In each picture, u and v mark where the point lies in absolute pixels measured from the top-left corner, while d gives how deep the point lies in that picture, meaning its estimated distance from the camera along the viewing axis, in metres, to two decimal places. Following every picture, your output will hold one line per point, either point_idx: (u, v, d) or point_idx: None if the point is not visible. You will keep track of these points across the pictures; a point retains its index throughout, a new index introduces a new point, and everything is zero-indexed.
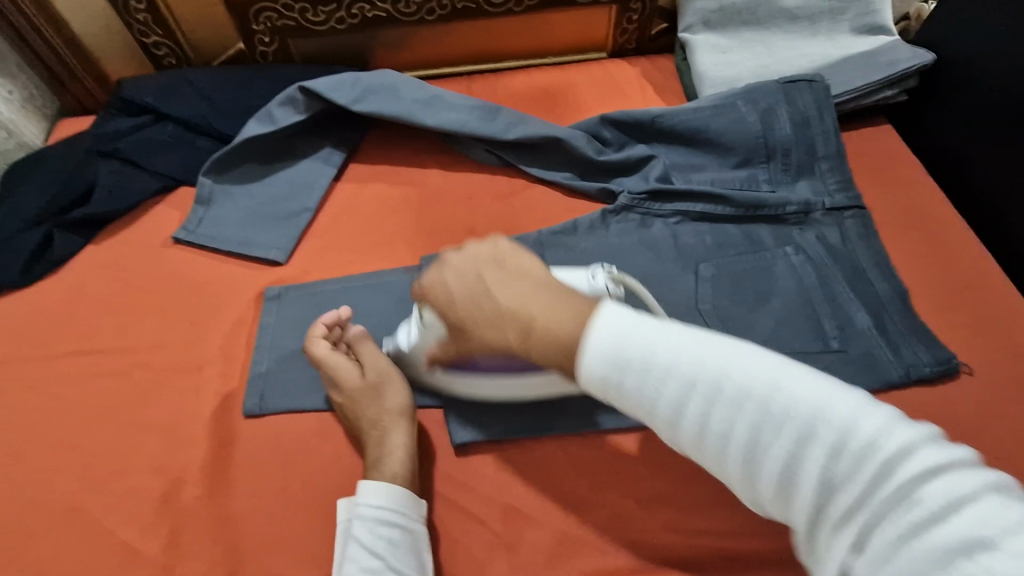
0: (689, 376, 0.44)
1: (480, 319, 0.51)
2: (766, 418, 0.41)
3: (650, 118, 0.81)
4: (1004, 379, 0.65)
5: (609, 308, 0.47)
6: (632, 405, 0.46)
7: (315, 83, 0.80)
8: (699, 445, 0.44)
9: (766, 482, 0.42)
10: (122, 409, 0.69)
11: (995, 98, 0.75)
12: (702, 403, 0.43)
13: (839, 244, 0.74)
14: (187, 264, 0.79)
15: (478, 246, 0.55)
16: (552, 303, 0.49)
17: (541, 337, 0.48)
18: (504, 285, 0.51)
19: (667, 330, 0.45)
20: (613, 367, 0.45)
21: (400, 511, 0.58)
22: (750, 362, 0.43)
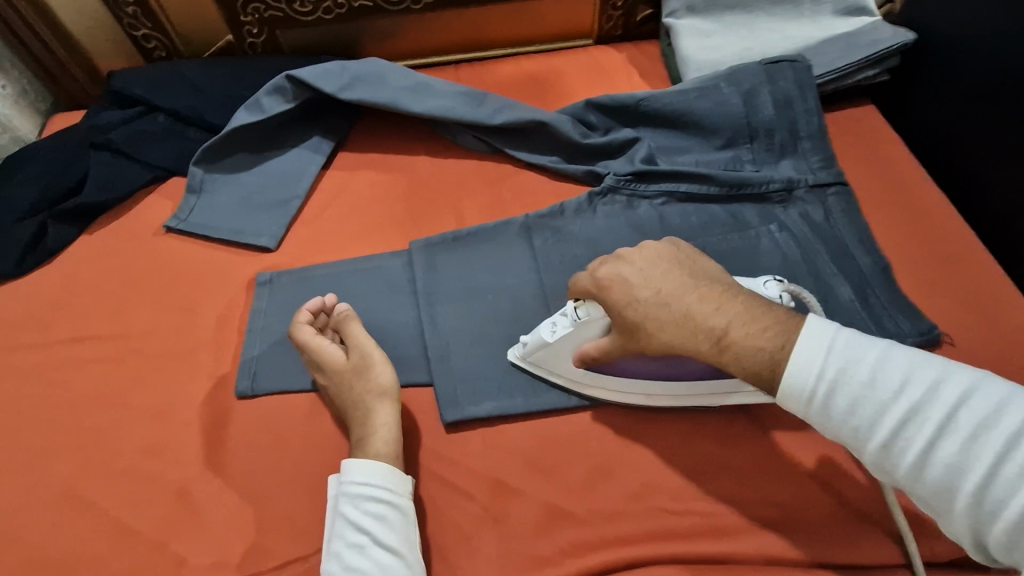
0: (908, 398, 0.43)
1: (670, 324, 0.52)
2: (1008, 453, 0.39)
3: (635, 101, 0.82)
4: (985, 349, 0.66)
5: (814, 321, 0.48)
6: (840, 425, 0.46)
7: (301, 72, 0.81)
8: (918, 477, 0.42)
9: (1004, 525, 0.39)
10: (116, 394, 0.70)
11: (973, 75, 0.75)
12: (924, 430, 0.42)
13: (822, 220, 0.75)
14: (179, 252, 0.80)
15: (659, 249, 0.56)
16: (747, 313, 0.51)
17: (737, 345, 0.50)
18: (698, 287, 0.53)
19: (883, 350, 0.45)
20: (824, 383, 0.45)
21: (382, 485, 0.58)
22: (980, 391, 0.41)
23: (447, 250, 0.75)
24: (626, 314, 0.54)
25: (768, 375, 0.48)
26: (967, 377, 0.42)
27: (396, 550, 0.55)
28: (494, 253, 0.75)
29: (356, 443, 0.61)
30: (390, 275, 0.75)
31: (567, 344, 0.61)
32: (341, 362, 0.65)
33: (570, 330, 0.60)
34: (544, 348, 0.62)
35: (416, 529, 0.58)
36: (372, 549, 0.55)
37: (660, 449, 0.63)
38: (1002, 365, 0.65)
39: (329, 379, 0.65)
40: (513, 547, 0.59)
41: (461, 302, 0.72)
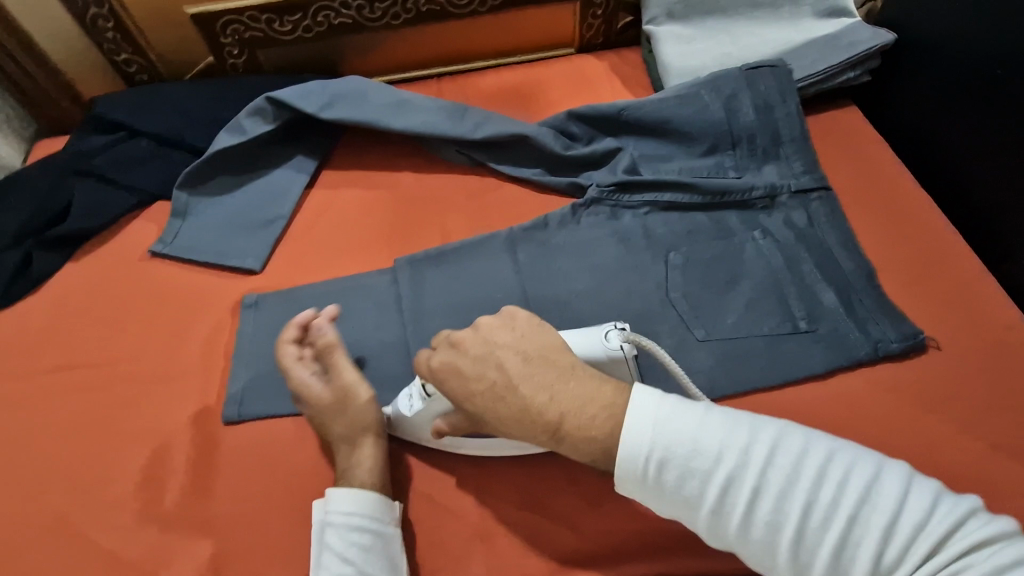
0: (728, 465, 0.46)
1: (507, 415, 0.52)
2: (811, 503, 0.44)
3: (615, 111, 0.81)
4: (970, 351, 0.66)
5: (641, 398, 0.49)
6: (672, 496, 0.47)
7: (282, 93, 0.81)
8: (744, 536, 0.46)
9: (816, 568, 0.44)
10: (105, 422, 0.70)
11: (952, 76, 0.75)
12: (744, 494, 0.45)
13: (806, 225, 0.74)
14: (165, 276, 0.80)
15: (496, 328, 0.56)
16: (582, 400, 0.51)
17: (572, 434, 0.51)
18: (530, 375, 0.52)
19: (700, 415, 0.48)
20: (655, 462, 0.47)
21: (365, 514, 0.58)
22: (783, 445, 0.46)
23: (431, 267, 0.75)
24: (467, 402, 0.54)
25: (603, 460, 0.50)
26: (771, 432, 0.47)
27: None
28: (478, 269, 0.75)
29: (338, 475, 0.61)
30: (375, 294, 0.75)
31: (424, 416, 0.61)
32: (325, 392, 0.63)
33: (421, 406, 0.61)
34: (405, 419, 0.63)
35: (401, 555, 0.58)
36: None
37: None
38: (987, 367, 0.65)
39: (310, 406, 0.64)
40: (501, 566, 0.59)
41: (446, 319, 0.72)
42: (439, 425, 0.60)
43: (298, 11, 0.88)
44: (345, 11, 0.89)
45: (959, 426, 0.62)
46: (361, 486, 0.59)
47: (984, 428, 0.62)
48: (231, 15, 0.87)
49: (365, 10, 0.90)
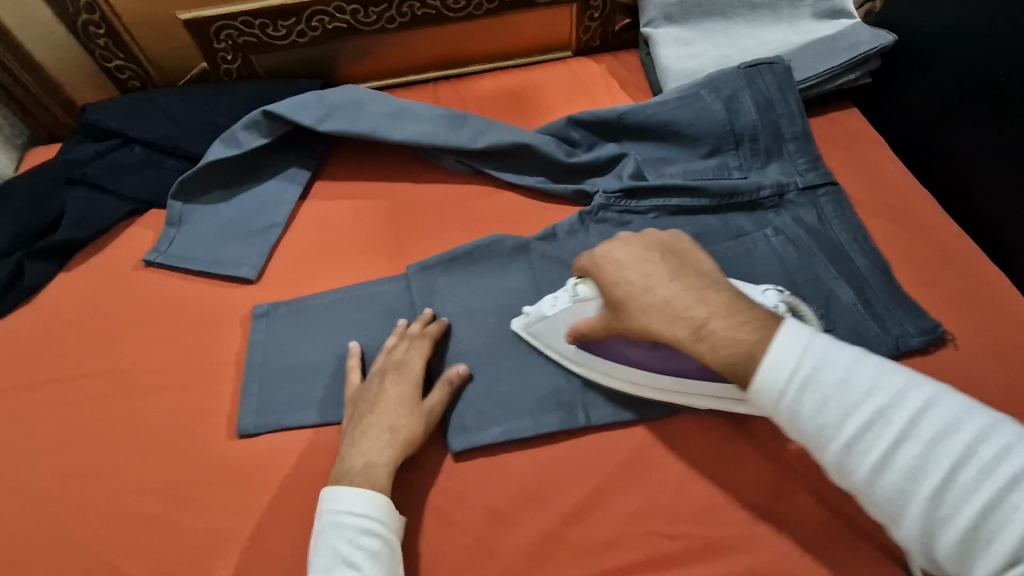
0: (876, 401, 0.45)
1: (652, 310, 0.54)
2: (962, 460, 0.41)
3: (615, 116, 0.80)
4: (988, 351, 0.64)
5: (791, 327, 0.49)
6: (806, 424, 0.47)
7: (279, 107, 0.80)
8: (876, 479, 0.45)
9: (954, 529, 0.41)
10: (98, 435, 0.68)
11: (955, 74, 0.74)
12: (886, 433, 0.44)
13: (815, 223, 0.73)
14: (159, 286, 0.78)
15: (656, 239, 0.59)
16: (729, 307, 0.52)
17: (715, 332, 0.51)
18: (685, 275, 0.54)
19: (856, 356, 0.47)
20: (797, 384, 0.47)
21: (344, 507, 0.55)
22: (940, 401, 0.44)
23: (442, 273, 0.74)
24: (614, 289, 0.57)
25: (744, 367, 0.50)
26: (927, 390, 0.45)
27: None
28: (486, 276, 0.74)
29: (348, 470, 0.58)
30: (387, 300, 0.73)
31: (568, 317, 0.62)
32: (414, 392, 0.63)
33: (568, 306, 0.62)
34: (545, 322, 0.64)
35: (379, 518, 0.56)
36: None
37: (656, 472, 0.61)
38: (1004, 367, 0.63)
39: (387, 388, 0.63)
40: None
41: (453, 326, 0.70)
42: (579, 325, 0.61)
43: (292, 16, 0.87)
44: (339, 15, 0.88)
45: None
46: (368, 488, 0.56)
47: None
48: (224, 21, 0.87)
49: (360, 14, 0.89)
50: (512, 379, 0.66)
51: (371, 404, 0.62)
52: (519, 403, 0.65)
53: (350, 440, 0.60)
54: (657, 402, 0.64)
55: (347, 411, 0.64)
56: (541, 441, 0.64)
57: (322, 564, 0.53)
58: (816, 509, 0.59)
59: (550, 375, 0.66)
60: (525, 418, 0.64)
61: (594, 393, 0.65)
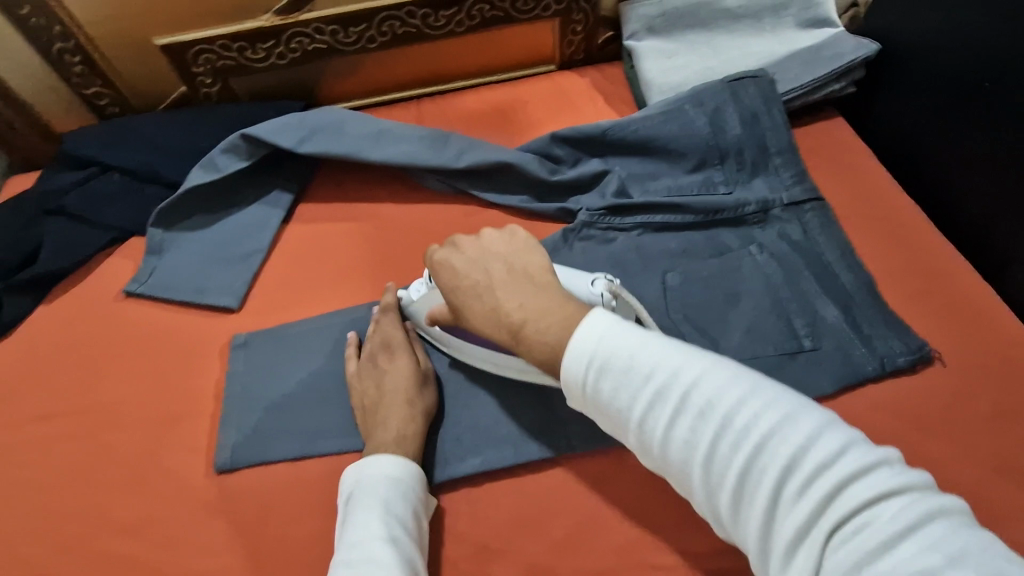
0: (655, 381, 0.45)
1: (478, 309, 0.57)
2: (723, 430, 0.42)
3: (599, 131, 0.79)
4: (980, 365, 0.63)
5: (597, 313, 0.49)
6: (606, 407, 0.47)
7: (258, 129, 0.79)
8: (664, 453, 0.45)
9: (724, 495, 0.42)
10: (79, 473, 0.67)
11: (939, 83, 0.73)
12: (667, 411, 0.44)
13: (802, 238, 0.72)
14: (141, 317, 0.77)
15: (496, 236, 0.60)
16: (546, 308, 0.53)
17: (530, 335, 0.52)
18: (510, 281, 0.56)
19: (645, 336, 0.47)
20: (596, 372, 0.47)
21: (387, 471, 0.57)
22: (709, 374, 0.44)
23: None
24: (453, 295, 0.59)
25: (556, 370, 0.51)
26: (701, 363, 0.45)
27: (393, 533, 0.53)
28: None
29: (378, 443, 0.60)
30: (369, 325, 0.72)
31: (426, 302, 0.67)
32: (406, 361, 0.66)
33: (425, 294, 0.67)
34: (411, 305, 0.69)
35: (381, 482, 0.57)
36: (368, 532, 0.53)
37: (645, 498, 0.60)
38: (993, 384, 0.62)
39: (385, 367, 0.66)
40: None
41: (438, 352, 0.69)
42: (433, 314, 0.64)
43: (270, 38, 0.86)
44: (319, 37, 0.87)
45: (971, 448, 0.59)
46: (398, 453, 0.59)
47: (993, 449, 0.59)
48: (202, 45, 0.86)
49: (340, 35, 0.88)
50: (499, 406, 0.65)
51: (377, 386, 0.65)
52: (500, 432, 0.64)
53: (372, 423, 0.63)
54: None
55: (356, 403, 0.66)
56: (529, 468, 0.63)
57: (360, 518, 0.54)
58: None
59: (537, 400, 0.65)
60: (508, 446, 0.63)
61: (582, 417, 0.64)
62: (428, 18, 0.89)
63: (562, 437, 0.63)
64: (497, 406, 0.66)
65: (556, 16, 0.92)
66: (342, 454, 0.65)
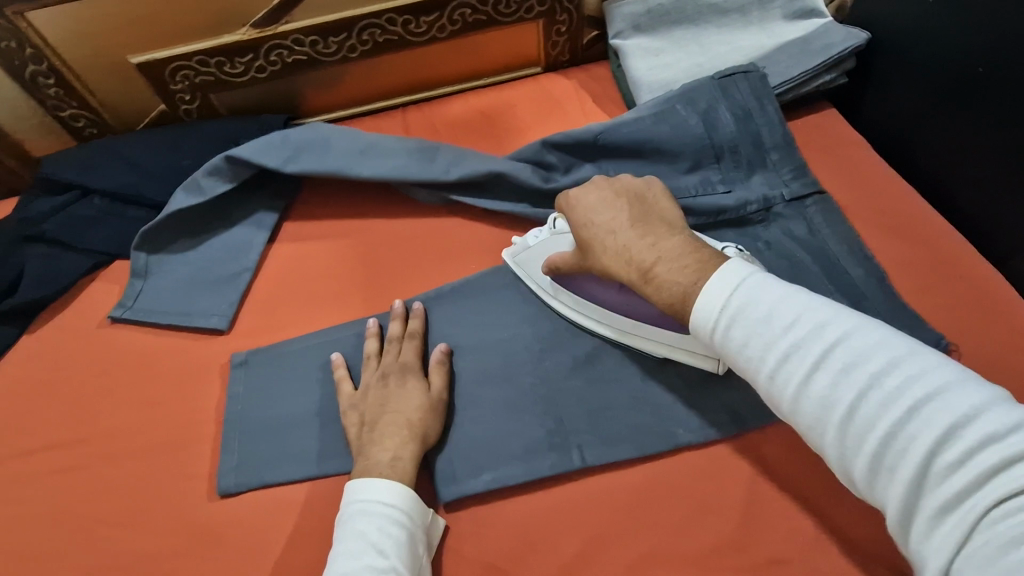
0: (796, 334, 0.44)
1: (608, 250, 0.59)
2: (870, 387, 0.41)
3: (591, 135, 0.78)
4: (993, 357, 0.62)
5: (732, 266, 0.49)
6: (736, 356, 0.48)
7: (241, 150, 0.77)
8: (797, 407, 0.44)
9: (864, 454, 0.40)
10: (67, 508, 0.64)
11: (930, 70, 0.72)
12: (805, 363, 0.44)
13: (807, 235, 0.71)
14: (127, 343, 0.75)
15: (631, 181, 0.62)
16: (678, 252, 0.54)
17: (660, 274, 0.54)
18: (643, 222, 0.58)
19: (789, 292, 0.47)
20: (727, 321, 0.48)
21: (379, 497, 0.54)
22: (857, 333, 0.43)
23: (436, 306, 0.71)
24: (581, 231, 0.61)
25: (683, 307, 0.52)
26: (849, 323, 0.44)
27: (385, 565, 0.50)
28: (471, 310, 0.71)
29: (373, 464, 0.57)
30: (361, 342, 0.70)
31: (546, 248, 0.69)
32: (419, 384, 0.63)
33: (546, 240, 0.69)
34: (528, 252, 0.70)
35: (374, 504, 0.54)
36: (359, 564, 0.50)
37: (657, 508, 0.57)
38: (1007, 375, 0.60)
39: (395, 388, 0.63)
40: None
41: None
42: (553, 259, 0.66)
43: (249, 52, 0.85)
44: (298, 48, 0.86)
45: None
46: (395, 479, 0.56)
47: None
48: (180, 62, 0.84)
49: (320, 45, 0.86)
50: (502, 418, 0.63)
51: (382, 405, 0.62)
52: (503, 450, 0.61)
53: (368, 440, 0.59)
54: (650, 434, 0.60)
55: (353, 419, 0.62)
56: (536, 484, 0.60)
57: (350, 549, 0.51)
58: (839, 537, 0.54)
59: (539, 410, 0.63)
60: (517, 463, 0.60)
61: (586, 426, 0.61)
62: (409, 25, 0.87)
63: (577, 447, 0.60)
64: (499, 420, 0.63)
65: (539, 17, 0.91)
66: (340, 477, 0.63)
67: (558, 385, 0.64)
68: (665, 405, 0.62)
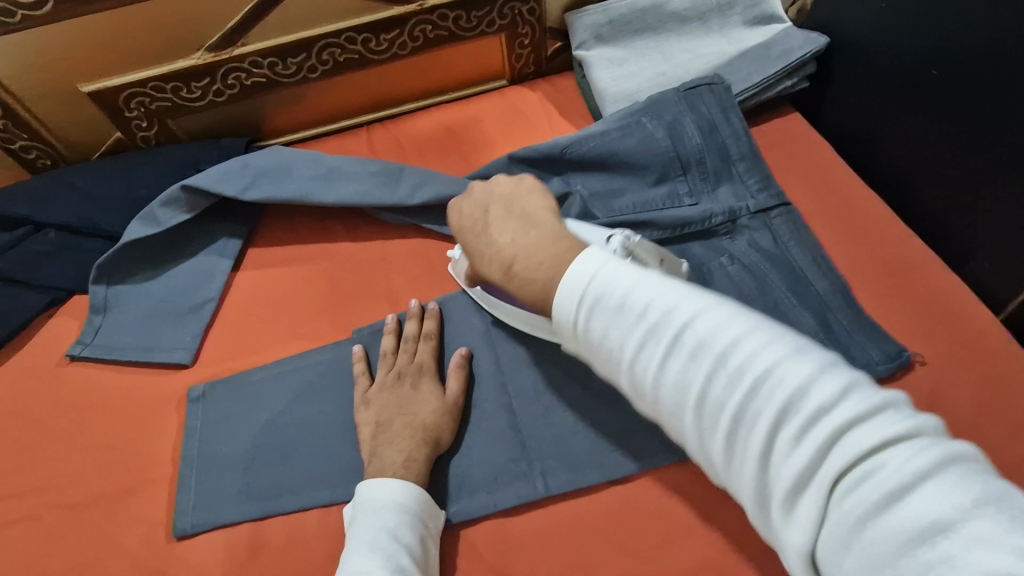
0: (646, 320, 0.43)
1: (479, 255, 0.59)
2: (715, 369, 0.39)
3: (557, 150, 0.77)
4: (958, 360, 0.62)
5: (589, 253, 0.47)
6: (597, 348, 0.45)
7: (198, 181, 0.75)
8: (656, 396, 0.42)
9: (717, 442, 0.39)
10: (25, 561, 0.61)
11: (887, 72, 0.73)
12: (657, 351, 0.42)
13: (771, 246, 0.70)
14: (86, 382, 0.72)
15: (504, 183, 0.63)
16: (536, 246, 0.53)
17: (519, 272, 0.53)
18: (506, 225, 0.58)
19: (640, 277, 0.45)
20: (586, 311, 0.45)
21: (393, 498, 0.54)
22: (703, 313, 0.41)
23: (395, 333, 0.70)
24: (463, 241, 0.62)
25: (538, 299, 0.51)
26: (694, 303, 0.42)
27: (398, 563, 0.49)
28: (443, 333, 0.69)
29: (387, 464, 0.57)
30: (329, 369, 0.69)
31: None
32: (434, 388, 0.63)
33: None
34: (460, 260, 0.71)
35: (390, 503, 0.54)
36: (373, 559, 0.49)
37: (634, 528, 0.56)
38: (971, 378, 0.61)
39: (410, 390, 0.62)
40: None
41: None
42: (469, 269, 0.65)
43: (205, 76, 0.83)
44: (256, 70, 0.84)
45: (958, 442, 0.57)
46: (410, 479, 0.56)
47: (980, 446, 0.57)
48: (134, 88, 0.82)
49: (278, 66, 0.84)
50: (477, 445, 0.61)
51: (400, 406, 0.61)
52: (479, 474, 0.60)
53: (383, 441, 0.59)
54: (624, 453, 0.59)
55: (366, 418, 0.61)
56: (509, 512, 0.58)
57: (366, 545, 0.50)
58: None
59: (512, 434, 0.62)
60: (482, 494, 0.59)
61: (560, 447, 0.61)
62: (370, 43, 0.86)
63: (543, 474, 0.59)
64: (467, 446, 0.62)
65: (501, 31, 0.90)
66: (310, 511, 0.61)
67: (530, 409, 0.63)
68: (640, 423, 0.61)
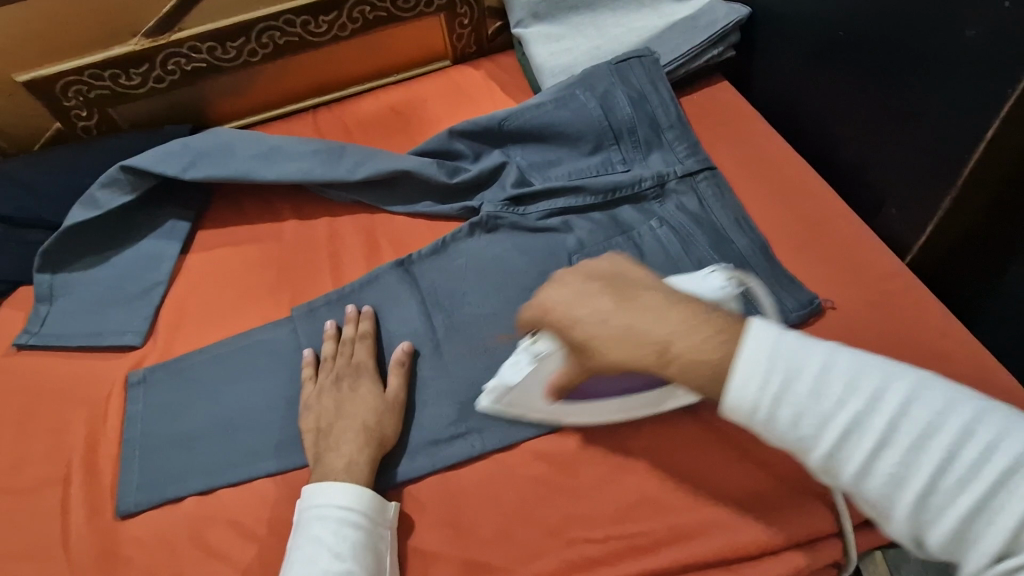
0: (854, 405, 0.40)
1: (608, 342, 0.46)
2: (954, 459, 0.38)
3: (496, 122, 0.79)
4: (865, 304, 0.67)
5: (758, 328, 0.43)
6: (783, 436, 0.42)
7: (138, 161, 0.75)
8: (861, 484, 0.41)
9: (947, 529, 0.38)
10: None
11: (800, 39, 0.77)
12: (869, 441, 0.40)
13: (698, 209, 0.74)
14: (35, 370, 0.72)
15: (593, 264, 0.51)
16: (693, 323, 0.45)
17: (683, 357, 0.44)
18: (635, 302, 0.47)
19: (831, 357, 0.42)
20: (768, 398, 0.42)
21: (332, 500, 0.55)
22: (920, 393, 0.40)
23: (337, 307, 0.72)
24: (569, 334, 0.48)
25: (715, 386, 0.44)
26: (906, 382, 0.40)
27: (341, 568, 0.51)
28: (382, 302, 0.71)
29: (331, 469, 0.58)
30: (278, 345, 0.70)
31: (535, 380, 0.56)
32: (372, 388, 0.63)
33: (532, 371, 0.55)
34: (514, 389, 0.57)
35: (333, 508, 0.55)
36: (316, 567, 0.51)
37: (573, 474, 0.60)
38: (879, 317, 0.66)
39: (349, 392, 0.63)
40: None
41: None
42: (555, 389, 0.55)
43: (144, 62, 0.83)
44: (196, 55, 0.84)
45: None
46: (354, 482, 0.57)
47: None
48: (70, 77, 0.81)
49: (218, 51, 0.85)
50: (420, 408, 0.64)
51: (339, 411, 0.62)
52: (418, 434, 0.62)
53: (326, 447, 0.60)
54: None
55: (310, 424, 0.62)
56: (450, 468, 0.61)
57: (305, 556, 0.52)
58: (746, 480, 0.58)
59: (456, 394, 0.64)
60: (421, 453, 0.61)
61: None
62: (309, 25, 0.87)
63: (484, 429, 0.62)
64: (406, 416, 0.64)
65: (440, 11, 0.92)
66: (264, 480, 0.63)
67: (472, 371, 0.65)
68: None
